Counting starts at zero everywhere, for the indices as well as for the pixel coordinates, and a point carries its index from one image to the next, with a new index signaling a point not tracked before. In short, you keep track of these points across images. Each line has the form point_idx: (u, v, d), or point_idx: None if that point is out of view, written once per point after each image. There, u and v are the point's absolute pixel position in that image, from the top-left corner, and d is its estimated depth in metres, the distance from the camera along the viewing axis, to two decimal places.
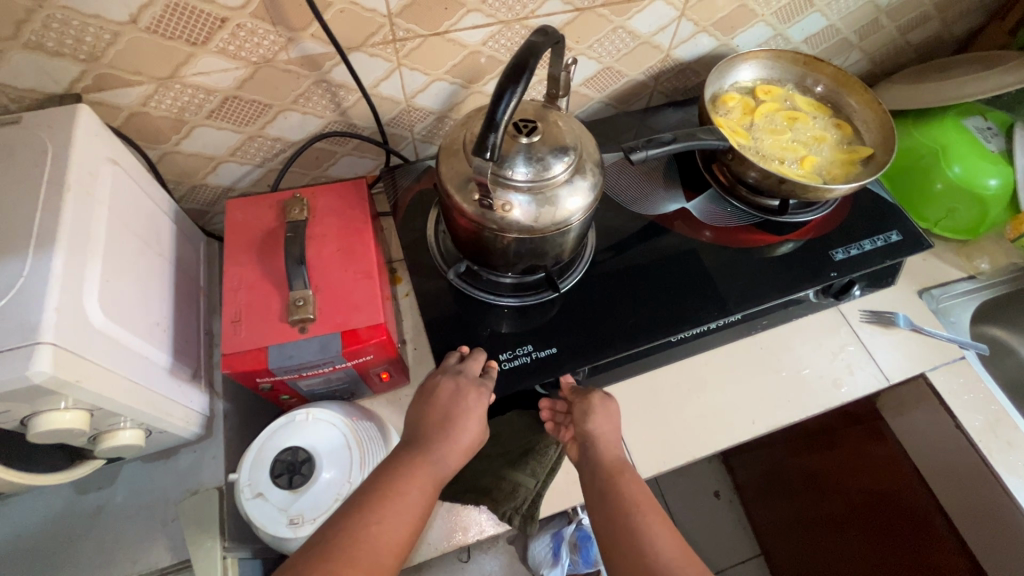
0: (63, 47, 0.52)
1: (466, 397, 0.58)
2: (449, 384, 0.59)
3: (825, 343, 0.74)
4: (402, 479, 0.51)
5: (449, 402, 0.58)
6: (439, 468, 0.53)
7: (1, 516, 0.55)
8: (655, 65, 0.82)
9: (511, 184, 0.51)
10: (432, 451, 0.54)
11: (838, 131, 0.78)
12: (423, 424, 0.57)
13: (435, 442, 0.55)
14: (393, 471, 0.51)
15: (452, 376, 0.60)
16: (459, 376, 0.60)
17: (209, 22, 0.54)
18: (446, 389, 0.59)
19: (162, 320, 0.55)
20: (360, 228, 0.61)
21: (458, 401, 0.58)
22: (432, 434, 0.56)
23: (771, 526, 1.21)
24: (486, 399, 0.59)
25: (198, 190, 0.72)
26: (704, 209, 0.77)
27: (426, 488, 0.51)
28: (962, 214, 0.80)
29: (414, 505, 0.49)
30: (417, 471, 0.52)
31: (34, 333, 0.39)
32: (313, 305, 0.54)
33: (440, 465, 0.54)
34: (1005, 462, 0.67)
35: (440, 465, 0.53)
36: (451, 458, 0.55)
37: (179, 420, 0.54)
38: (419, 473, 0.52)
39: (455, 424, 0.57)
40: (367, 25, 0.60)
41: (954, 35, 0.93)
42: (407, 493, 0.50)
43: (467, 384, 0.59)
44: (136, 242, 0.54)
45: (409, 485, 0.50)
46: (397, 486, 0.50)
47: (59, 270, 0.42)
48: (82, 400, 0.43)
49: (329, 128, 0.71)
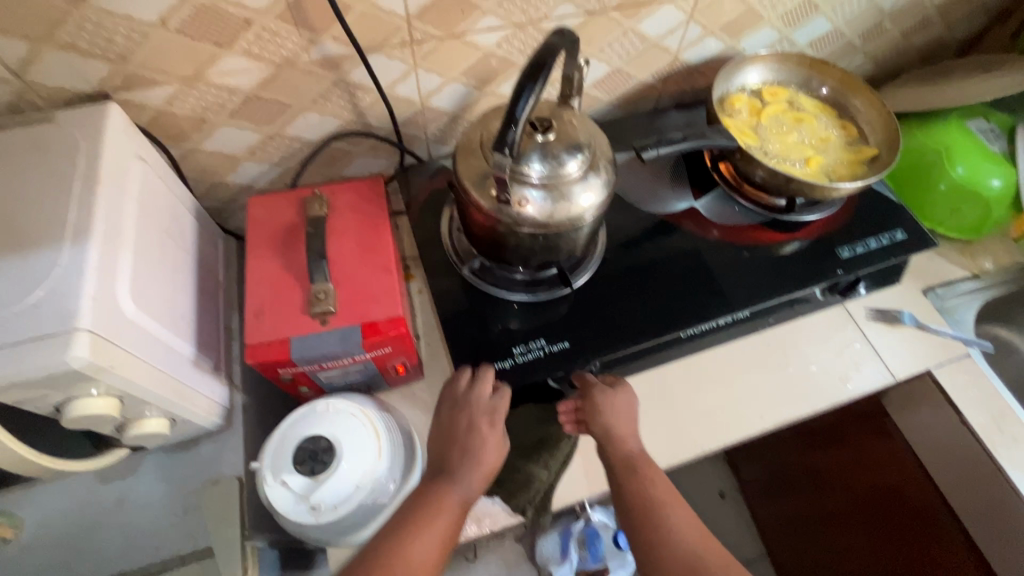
0: (95, 47, 0.53)
1: (478, 426, 0.59)
2: (462, 415, 0.60)
3: (831, 340, 0.75)
4: (431, 506, 0.54)
5: (466, 436, 0.59)
6: (461, 493, 0.56)
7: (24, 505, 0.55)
8: (664, 67, 0.84)
9: (528, 180, 0.53)
10: (454, 476, 0.56)
11: (843, 131, 0.79)
12: (447, 450, 0.59)
13: (458, 467, 0.57)
14: (423, 500, 0.55)
15: (467, 409, 0.60)
16: (471, 408, 0.59)
17: (236, 24, 0.56)
18: (461, 422, 0.59)
19: (186, 313, 0.57)
20: (378, 224, 0.62)
21: (473, 431, 0.59)
22: (455, 460, 0.58)
23: (777, 526, 1.22)
24: (499, 428, 0.59)
25: (218, 189, 0.74)
26: (712, 208, 0.79)
27: (454, 514, 0.54)
28: (966, 214, 0.81)
29: (443, 529, 0.53)
30: (443, 500, 0.55)
31: (72, 320, 0.40)
32: (334, 298, 0.56)
33: (463, 487, 0.56)
34: (1009, 457, 0.68)
35: (462, 490, 0.56)
36: (474, 480, 0.57)
37: (201, 410, 0.56)
38: (445, 502, 0.55)
39: (476, 449, 0.58)
40: (386, 27, 0.62)
41: (957, 38, 0.95)
42: (438, 521, 0.53)
43: (480, 414, 0.59)
44: (162, 237, 0.55)
45: (437, 511, 0.54)
46: (426, 513, 0.53)
47: (94, 261, 0.43)
48: (113, 387, 0.44)
49: (346, 128, 0.73)
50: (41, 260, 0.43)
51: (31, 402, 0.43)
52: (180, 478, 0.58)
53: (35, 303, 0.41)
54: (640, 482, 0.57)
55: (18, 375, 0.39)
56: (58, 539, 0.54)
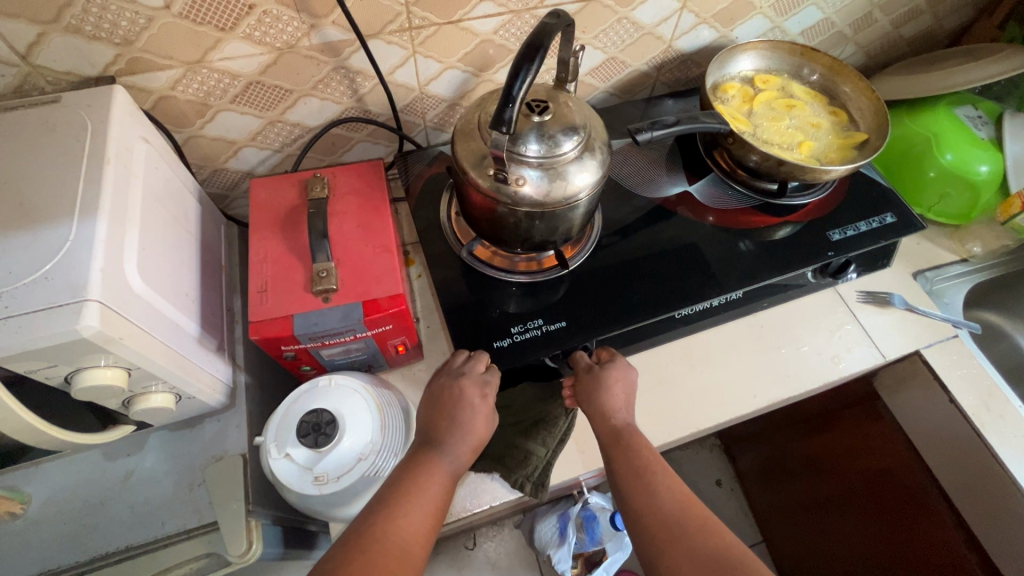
0: (100, 31, 0.55)
1: (469, 396, 0.59)
2: (452, 388, 0.60)
3: (823, 322, 0.77)
4: (421, 477, 0.54)
5: (457, 405, 0.59)
6: (449, 464, 0.56)
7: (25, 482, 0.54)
8: (658, 55, 0.85)
9: (524, 160, 0.54)
10: (443, 446, 0.57)
11: (834, 117, 0.81)
12: (434, 420, 0.59)
13: (447, 438, 0.57)
14: (416, 467, 0.55)
15: (458, 380, 0.61)
16: (462, 377, 0.61)
17: (238, 8, 0.57)
18: (450, 393, 0.60)
19: (191, 292, 0.58)
20: (379, 207, 0.64)
21: (460, 402, 0.59)
22: (443, 429, 0.58)
23: (772, 512, 1.24)
24: (490, 398, 0.60)
25: (220, 174, 0.75)
26: (706, 193, 0.81)
27: (444, 483, 0.55)
28: (955, 199, 0.82)
29: (434, 497, 0.53)
30: (433, 471, 0.55)
31: (82, 291, 0.42)
32: (335, 276, 0.57)
33: (452, 458, 0.57)
34: (996, 435, 0.69)
35: (451, 461, 0.56)
36: (462, 452, 0.58)
37: (207, 387, 0.57)
38: (435, 471, 0.55)
39: (466, 419, 0.59)
40: (385, 13, 0.63)
41: (946, 28, 0.97)
42: (428, 489, 0.53)
43: (472, 384, 0.60)
44: (166, 217, 0.56)
45: (428, 478, 0.54)
46: (418, 480, 0.53)
47: (103, 235, 0.45)
48: (122, 359, 0.45)
49: (346, 115, 0.75)
50: (50, 234, 0.44)
51: (42, 372, 0.44)
52: (184, 455, 0.58)
53: (45, 274, 0.42)
54: (633, 453, 0.59)
55: (30, 343, 0.40)
56: (64, 515, 0.53)
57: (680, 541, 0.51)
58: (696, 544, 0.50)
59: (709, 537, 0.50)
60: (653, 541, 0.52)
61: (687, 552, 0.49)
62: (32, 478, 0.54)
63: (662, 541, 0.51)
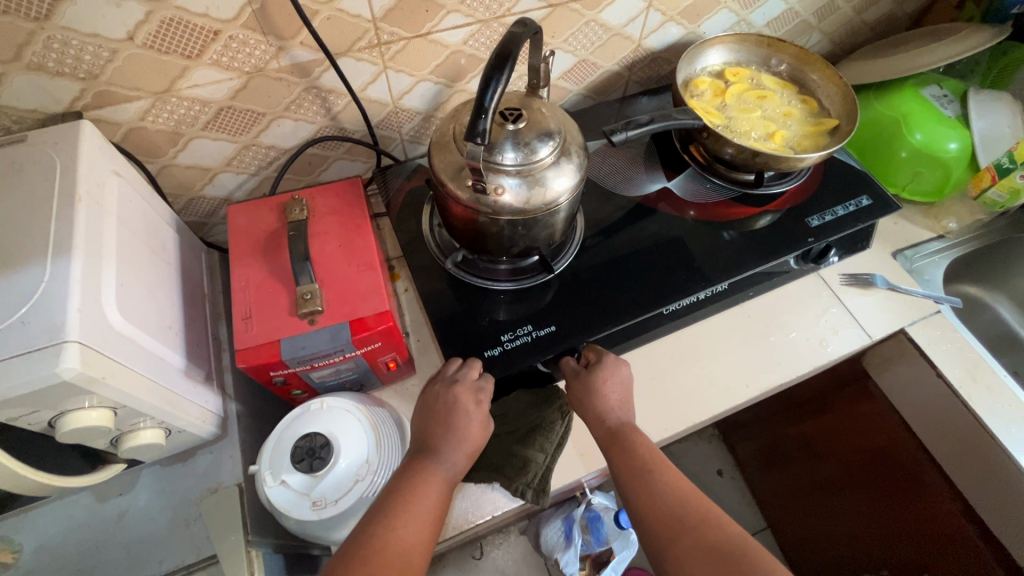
0: (63, 67, 0.54)
1: (464, 403, 0.59)
2: (446, 396, 0.60)
3: (809, 306, 0.78)
4: (419, 485, 0.53)
5: (449, 414, 0.59)
6: (446, 471, 0.56)
7: (10, 531, 0.52)
8: (628, 56, 0.86)
9: (501, 169, 0.54)
10: (440, 454, 0.57)
11: (804, 105, 0.82)
12: (429, 429, 0.59)
13: (442, 447, 0.57)
14: (411, 478, 0.54)
15: (451, 388, 0.61)
16: (456, 384, 0.61)
17: (203, 35, 0.57)
18: (443, 402, 0.60)
19: (174, 324, 0.57)
20: (359, 224, 0.64)
21: (455, 410, 0.59)
22: (438, 437, 0.58)
23: (774, 498, 1.25)
24: (484, 405, 0.60)
25: (197, 202, 0.74)
26: (686, 188, 0.81)
27: (440, 491, 0.54)
28: (928, 177, 0.84)
29: (433, 506, 0.53)
30: (430, 479, 0.54)
31: (60, 333, 0.41)
32: (320, 298, 0.57)
33: (449, 466, 0.56)
34: (984, 405, 0.70)
35: (448, 468, 0.56)
36: (458, 459, 0.57)
37: (197, 419, 0.56)
38: (433, 479, 0.54)
39: (461, 427, 0.59)
40: (353, 30, 0.63)
41: (907, 12, 0.98)
42: (426, 498, 0.53)
43: (465, 391, 0.60)
44: (143, 250, 0.55)
45: (426, 488, 0.53)
46: (417, 490, 0.53)
47: (79, 274, 0.44)
48: (106, 399, 0.45)
49: (322, 134, 0.75)
50: (23, 277, 0.43)
51: (25, 418, 0.43)
52: (177, 489, 0.56)
53: (21, 318, 0.41)
54: (630, 453, 0.59)
55: (8, 390, 0.39)
56: (58, 560, 0.52)
57: (683, 533, 0.51)
58: (700, 537, 0.50)
59: (712, 528, 0.50)
60: (657, 536, 0.52)
61: (691, 545, 0.50)
62: (19, 525, 0.52)
63: (664, 536, 0.51)
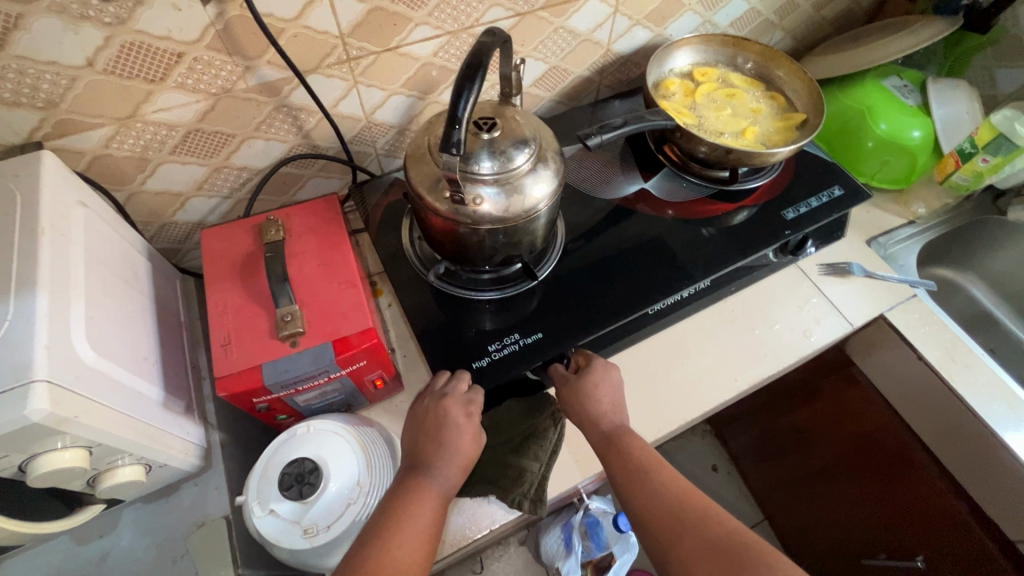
0: (20, 97, 0.52)
1: (454, 416, 0.58)
2: (436, 410, 0.59)
3: (791, 298, 0.79)
4: (412, 503, 0.52)
5: (440, 429, 0.58)
6: (440, 486, 0.55)
7: None
8: (598, 61, 0.87)
9: (479, 178, 0.54)
10: (432, 470, 0.56)
11: (772, 102, 0.84)
12: (420, 445, 0.58)
13: (434, 462, 0.56)
14: (404, 496, 0.53)
15: (441, 402, 0.60)
16: (446, 398, 0.60)
17: (166, 58, 0.56)
18: (433, 417, 0.59)
19: (149, 355, 0.55)
20: (338, 241, 0.63)
21: (445, 423, 0.58)
22: (429, 452, 0.57)
23: (770, 489, 1.25)
24: (474, 417, 0.59)
25: (169, 228, 0.73)
26: (663, 188, 0.82)
27: (435, 508, 0.53)
28: (894, 165, 0.86)
29: (427, 523, 0.52)
30: (423, 496, 0.53)
31: (27, 372, 0.39)
32: (301, 319, 0.56)
33: (442, 481, 0.55)
34: (965, 384, 0.71)
35: (441, 483, 0.55)
36: (451, 474, 0.56)
37: (179, 452, 0.54)
38: (426, 496, 0.53)
39: (452, 441, 0.58)
40: (321, 46, 0.63)
41: (864, 7, 1.01)
42: (420, 515, 0.52)
43: (455, 404, 0.59)
44: (113, 281, 0.54)
45: (419, 506, 0.52)
46: (410, 508, 0.52)
47: (44, 310, 0.42)
48: (80, 438, 0.43)
49: (294, 152, 0.74)
50: None
51: None
52: (161, 526, 0.54)
53: None
54: (624, 455, 0.59)
55: None
56: None
57: (681, 532, 0.50)
58: (699, 535, 0.50)
59: (710, 525, 0.50)
60: (655, 537, 0.52)
61: (689, 543, 0.49)
62: None
63: (662, 536, 0.51)
